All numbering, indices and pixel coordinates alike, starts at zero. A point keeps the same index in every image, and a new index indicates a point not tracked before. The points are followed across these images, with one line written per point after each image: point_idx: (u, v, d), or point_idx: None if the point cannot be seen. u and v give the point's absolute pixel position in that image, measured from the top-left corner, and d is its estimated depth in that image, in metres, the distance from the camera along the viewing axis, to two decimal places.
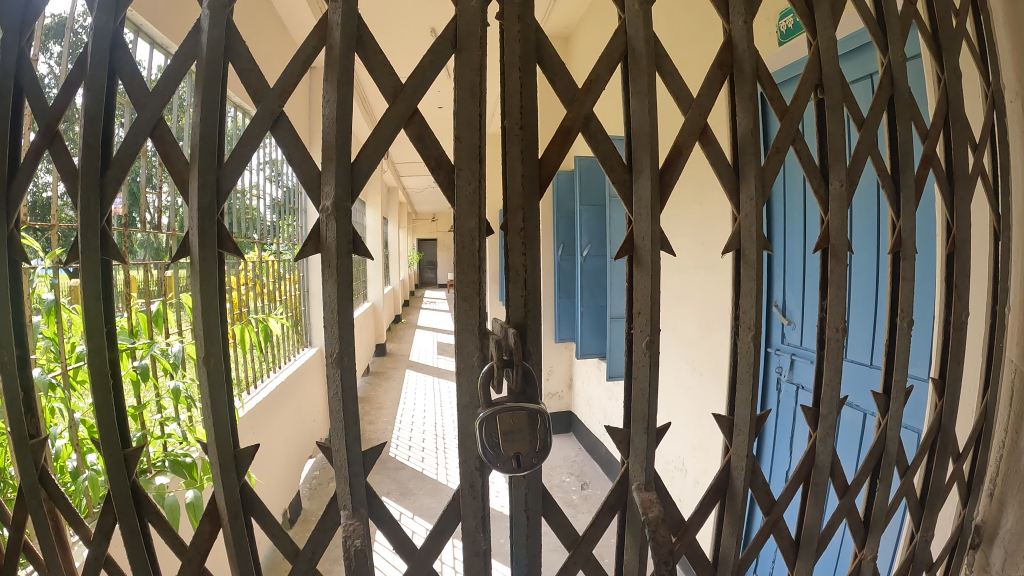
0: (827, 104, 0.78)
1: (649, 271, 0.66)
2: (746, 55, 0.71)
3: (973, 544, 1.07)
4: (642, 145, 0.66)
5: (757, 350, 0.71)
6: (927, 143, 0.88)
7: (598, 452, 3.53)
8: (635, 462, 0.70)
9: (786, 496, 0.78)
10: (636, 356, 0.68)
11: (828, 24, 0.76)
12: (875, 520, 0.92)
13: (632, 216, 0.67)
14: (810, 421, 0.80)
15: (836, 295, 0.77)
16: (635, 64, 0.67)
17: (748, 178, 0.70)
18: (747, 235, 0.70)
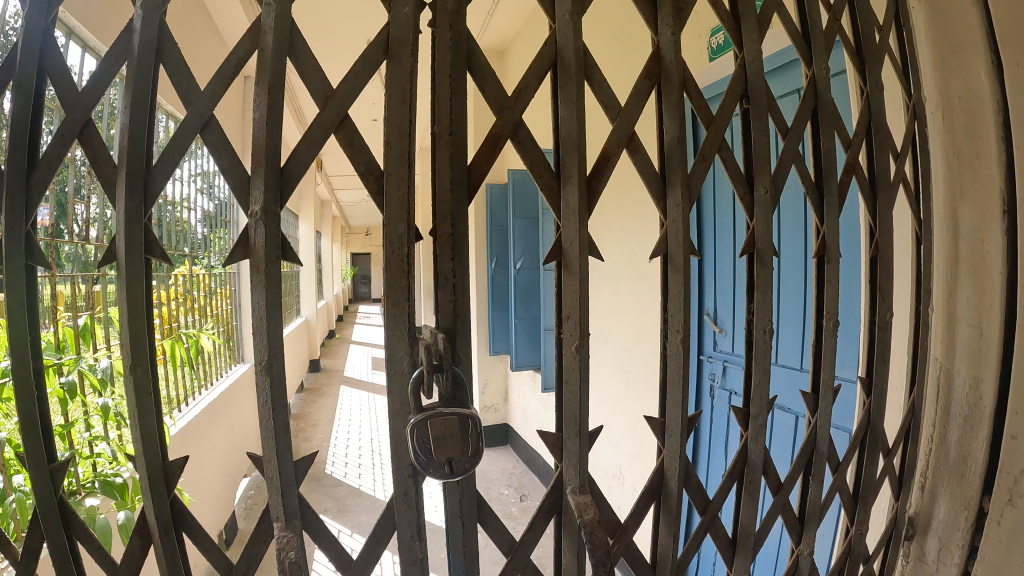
0: (752, 114, 0.80)
1: (577, 276, 0.67)
2: (673, 66, 0.72)
3: (908, 535, 1.06)
4: (571, 152, 0.67)
5: (685, 353, 0.72)
6: (849, 153, 0.92)
7: (536, 464, 3.56)
8: (568, 466, 0.71)
9: (720, 495, 0.79)
10: (566, 360, 0.69)
11: (754, 37, 0.79)
12: (810, 516, 0.93)
13: (560, 222, 0.68)
14: (741, 420, 0.82)
15: (762, 298, 0.79)
16: (565, 73, 0.68)
17: (674, 186, 0.71)
18: (674, 240, 0.71)
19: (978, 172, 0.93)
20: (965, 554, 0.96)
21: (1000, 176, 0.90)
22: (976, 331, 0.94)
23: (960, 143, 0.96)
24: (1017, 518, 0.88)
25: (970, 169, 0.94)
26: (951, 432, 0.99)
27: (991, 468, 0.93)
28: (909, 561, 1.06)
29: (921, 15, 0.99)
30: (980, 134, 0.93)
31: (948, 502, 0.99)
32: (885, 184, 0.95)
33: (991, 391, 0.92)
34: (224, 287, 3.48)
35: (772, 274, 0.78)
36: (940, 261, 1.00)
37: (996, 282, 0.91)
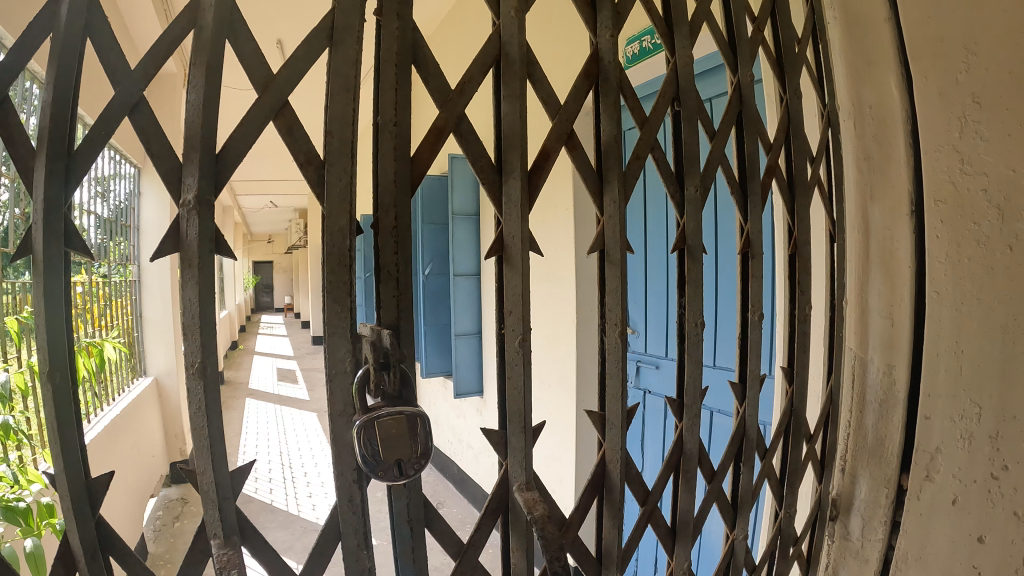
0: (683, 117, 0.82)
1: (519, 270, 0.69)
2: (611, 67, 0.75)
3: (831, 516, 1.13)
4: (513, 147, 0.69)
5: (624, 347, 0.75)
6: (769, 155, 0.96)
7: (450, 470, 3.59)
8: (514, 462, 0.71)
9: (659, 486, 0.82)
10: (509, 356, 0.70)
11: (686, 42, 0.82)
12: (743, 502, 0.96)
13: (501, 216, 0.68)
14: (676, 411, 0.84)
15: (693, 294, 0.82)
16: (508, 69, 0.70)
17: (611, 183, 0.73)
18: (612, 236, 0.73)
19: (888, 175, 1.02)
20: (887, 529, 1.04)
21: (908, 177, 0.99)
22: (888, 321, 1.03)
23: (871, 148, 1.05)
24: (933, 492, 0.97)
25: (881, 168, 1.04)
26: (869, 418, 1.07)
27: (908, 447, 1.01)
28: (833, 540, 1.13)
29: (836, 29, 1.09)
30: (890, 141, 1.02)
31: (869, 482, 1.06)
32: (803, 185, 1.00)
33: (906, 376, 1.00)
34: (122, 298, 3.28)
35: (702, 270, 0.81)
36: (852, 258, 1.08)
37: (905, 275, 1.00)
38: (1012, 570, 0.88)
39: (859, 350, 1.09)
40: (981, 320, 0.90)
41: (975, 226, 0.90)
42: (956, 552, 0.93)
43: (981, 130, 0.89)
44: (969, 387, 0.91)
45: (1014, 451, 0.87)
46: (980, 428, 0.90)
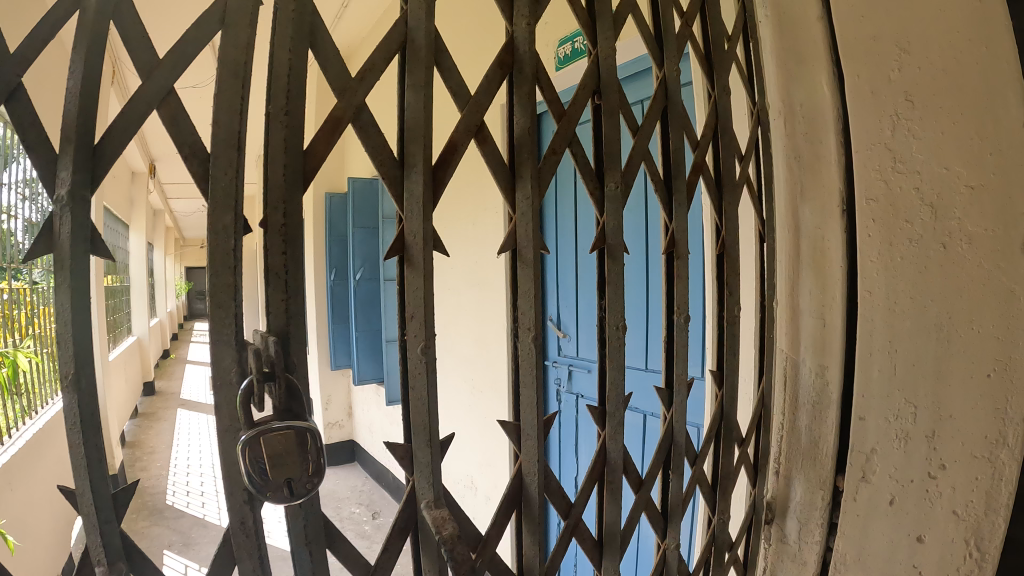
0: (604, 111, 0.78)
1: (422, 272, 0.64)
2: (527, 57, 0.70)
3: (768, 519, 1.09)
4: (415, 139, 0.64)
5: (538, 352, 0.70)
6: (696, 153, 0.91)
7: (385, 478, 3.58)
8: (419, 479, 0.66)
9: (581, 499, 0.77)
10: (410, 364, 0.65)
11: (609, 34, 0.78)
12: (672, 510, 0.94)
13: (403, 214, 0.64)
14: (599, 419, 0.80)
15: (614, 294, 0.79)
16: (414, 56, 0.65)
17: (524, 178, 0.69)
18: (524, 234, 0.69)
19: (818, 174, 1.00)
20: (824, 531, 1.01)
21: (840, 176, 0.97)
22: (819, 323, 1.00)
23: (802, 148, 1.03)
24: (869, 493, 0.96)
25: (812, 170, 1.01)
26: (801, 422, 1.04)
27: (843, 446, 0.99)
28: (770, 545, 1.10)
29: (768, 27, 1.04)
30: (820, 139, 1.00)
31: (804, 484, 1.03)
32: (731, 184, 0.95)
33: (839, 376, 0.98)
34: (48, 305, 3.12)
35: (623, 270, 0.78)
36: (783, 258, 1.05)
37: (836, 275, 0.98)
38: (953, 568, 0.91)
39: (790, 352, 1.05)
40: (915, 320, 0.91)
41: (907, 226, 0.92)
42: (895, 552, 0.94)
43: (914, 128, 0.91)
44: (903, 388, 0.92)
45: (949, 449, 0.90)
46: (916, 427, 0.92)
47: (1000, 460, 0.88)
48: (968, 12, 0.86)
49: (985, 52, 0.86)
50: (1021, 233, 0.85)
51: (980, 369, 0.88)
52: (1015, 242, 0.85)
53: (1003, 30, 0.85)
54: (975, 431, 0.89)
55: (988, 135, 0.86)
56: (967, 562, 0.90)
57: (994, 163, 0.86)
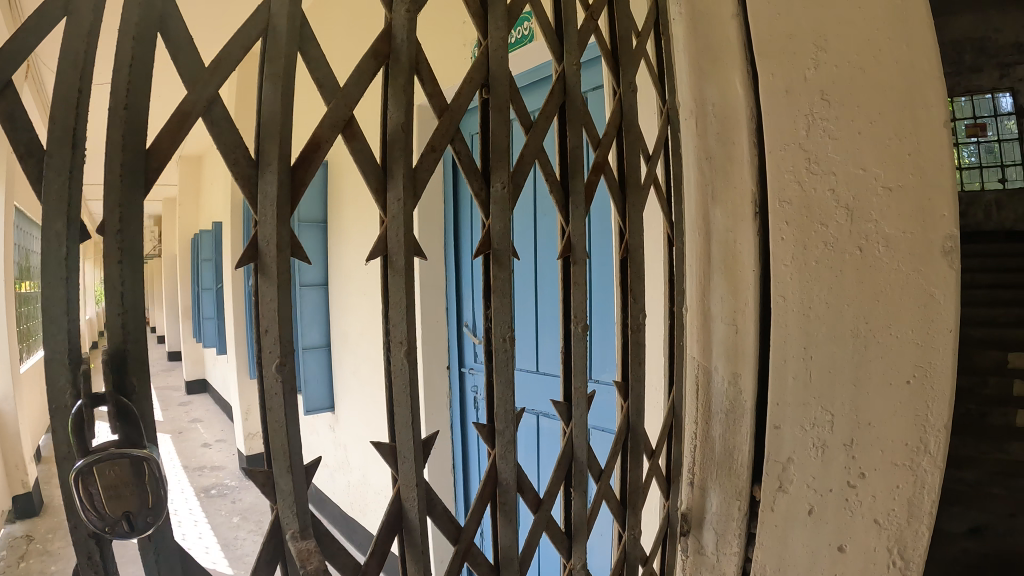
0: (492, 105, 0.66)
1: (276, 282, 0.61)
2: (405, 47, 0.64)
3: (684, 530, 1.07)
4: (271, 134, 0.61)
5: (411, 368, 0.62)
6: (597, 151, 0.80)
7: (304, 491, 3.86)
8: (284, 506, 0.62)
9: (473, 522, 0.68)
10: (267, 384, 0.61)
11: (501, 23, 0.67)
12: (579, 530, 0.79)
13: (255, 217, 0.60)
14: (486, 439, 0.67)
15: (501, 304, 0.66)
16: (273, 44, 0.61)
17: (395, 177, 0.61)
18: (393, 239, 0.60)
19: (729, 175, 0.97)
20: (742, 542, 0.99)
21: (751, 177, 0.95)
22: (732, 328, 0.98)
23: (712, 148, 1.00)
24: (787, 503, 0.93)
25: (723, 171, 0.98)
26: (714, 431, 1.01)
27: (758, 456, 0.97)
28: (687, 556, 1.07)
29: (682, 26, 1.02)
30: (731, 138, 0.97)
31: (720, 495, 1.01)
32: (635, 184, 0.86)
33: (752, 385, 0.95)
34: None
35: (512, 278, 0.65)
36: (693, 260, 1.02)
37: (749, 280, 0.95)
38: None
39: (702, 359, 1.02)
40: (830, 325, 0.90)
41: (822, 227, 0.89)
42: (817, 565, 0.92)
43: (828, 128, 0.89)
44: (819, 396, 0.91)
45: (868, 458, 0.88)
46: (833, 436, 0.90)
47: (919, 467, 0.86)
48: (882, 14, 0.86)
49: (907, 47, 0.84)
50: (940, 234, 0.82)
51: (900, 375, 0.86)
52: (935, 245, 0.83)
53: (924, 30, 0.84)
54: (896, 439, 0.87)
55: (906, 135, 0.85)
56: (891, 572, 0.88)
57: (913, 164, 0.84)
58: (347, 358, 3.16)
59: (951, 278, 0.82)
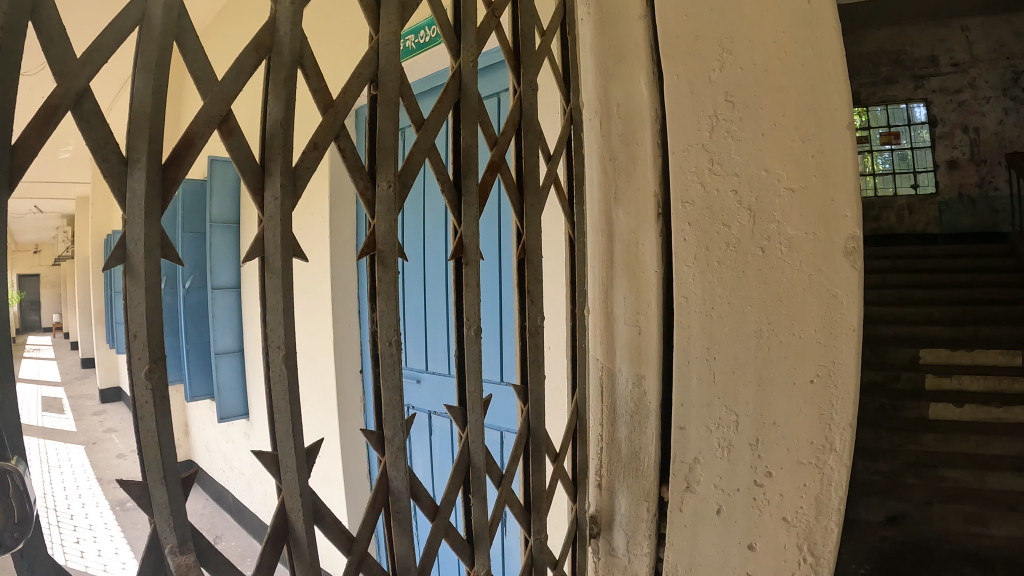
0: (380, 103, 0.64)
1: (144, 284, 0.53)
2: (287, 39, 0.59)
3: (594, 533, 1.07)
4: (140, 129, 0.53)
5: (290, 374, 0.58)
6: (494, 151, 0.80)
7: (223, 499, 3.85)
8: (162, 522, 0.55)
9: (365, 532, 0.64)
10: (137, 394, 0.53)
11: (393, 18, 0.65)
12: (480, 536, 0.78)
13: (122, 219, 0.52)
14: (375, 445, 0.65)
15: (386, 307, 0.64)
16: (148, 34, 0.53)
17: (273, 175, 0.58)
18: (271, 240, 0.58)
19: (632, 175, 0.99)
20: (653, 542, 1.00)
21: (653, 179, 0.97)
22: (635, 330, 0.99)
23: (616, 149, 1.01)
24: (695, 502, 0.95)
25: (625, 172, 1.00)
26: (620, 432, 1.03)
27: (662, 457, 0.99)
28: (599, 558, 1.07)
29: (588, 26, 1.03)
30: (635, 140, 0.99)
31: (628, 496, 1.02)
32: (534, 186, 0.86)
33: (656, 384, 0.97)
34: None
35: (396, 279, 0.64)
36: (596, 262, 1.04)
37: (650, 281, 0.98)
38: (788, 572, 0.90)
39: (605, 360, 1.03)
40: (732, 326, 0.91)
41: (724, 228, 0.91)
42: (728, 564, 0.93)
43: (734, 129, 0.90)
44: (722, 396, 0.92)
45: (774, 457, 0.90)
46: (738, 435, 0.92)
47: (825, 464, 0.88)
48: (797, 16, 0.86)
49: (812, 52, 0.85)
50: (843, 234, 0.84)
51: (804, 374, 0.88)
52: (837, 244, 0.85)
53: (833, 31, 0.85)
54: (801, 436, 0.88)
55: (809, 136, 0.86)
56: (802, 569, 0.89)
57: (816, 166, 0.86)
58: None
59: (854, 279, 0.84)
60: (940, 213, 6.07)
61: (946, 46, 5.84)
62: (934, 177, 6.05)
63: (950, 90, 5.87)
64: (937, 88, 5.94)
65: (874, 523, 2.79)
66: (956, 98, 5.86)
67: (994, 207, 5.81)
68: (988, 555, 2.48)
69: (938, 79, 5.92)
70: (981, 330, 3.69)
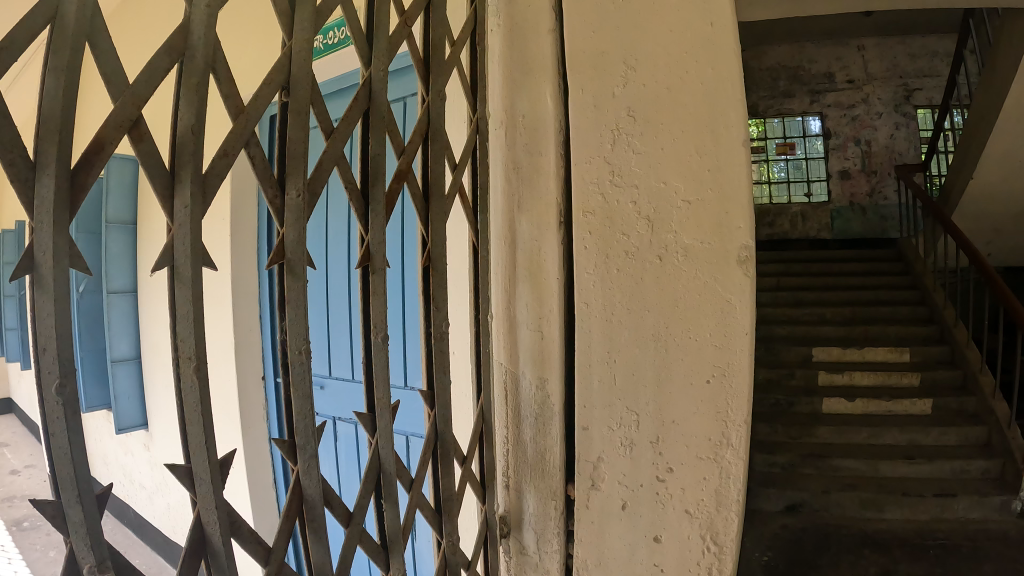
0: (291, 110, 0.66)
1: (53, 294, 0.55)
2: (200, 43, 0.59)
3: (505, 532, 1.12)
4: (50, 134, 0.54)
5: (201, 384, 0.58)
6: (401, 159, 0.83)
7: (125, 515, 3.72)
8: (78, 540, 0.56)
9: (281, 541, 0.65)
10: (46, 409, 0.54)
11: (306, 24, 0.66)
12: (395, 541, 0.81)
13: (30, 226, 0.53)
14: (287, 454, 0.67)
15: (296, 316, 0.66)
16: (59, 34, 0.54)
17: (183, 182, 0.58)
18: (181, 250, 0.57)
19: (537, 187, 1.04)
20: (562, 539, 1.06)
21: (556, 190, 1.02)
22: (537, 334, 1.05)
23: (520, 158, 1.05)
24: (601, 499, 1.02)
25: (530, 182, 1.05)
26: (525, 434, 1.07)
27: (566, 457, 1.05)
28: (510, 557, 1.12)
29: (499, 38, 1.07)
30: (540, 150, 1.04)
31: (537, 496, 1.08)
32: (440, 196, 0.89)
33: (558, 387, 1.03)
34: None
35: (306, 289, 0.66)
36: (499, 270, 1.08)
37: (553, 287, 1.03)
38: (690, 562, 0.99)
39: (509, 363, 1.08)
40: (630, 331, 0.98)
41: (623, 238, 0.98)
42: (637, 554, 1.01)
43: (632, 143, 0.97)
44: (623, 397, 0.99)
45: (675, 453, 0.97)
46: (640, 434, 0.99)
47: (722, 459, 0.96)
48: (697, 41, 0.95)
49: (712, 72, 0.94)
50: (737, 244, 0.93)
51: (701, 375, 0.96)
52: (731, 253, 0.93)
53: (730, 55, 0.94)
54: (700, 434, 0.96)
55: (705, 152, 0.94)
56: (706, 555, 0.99)
57: (711, 180, 0.94)
58: (161, 373, 2.98)
59: (746, 286, 0.93)
60: (832, 221, 6.22)
61: (843, 64, 6.23)
62: (827, 186, 6.25)
63: (845, 105, 6.20)
64: (833, 103, 6.22)
65: (773, 512, 2.97)
66: (850, 112, 6.19)
67: (882, 215, 6.13)
68: (883, 537, 2.71)
69: (834, 94, 6.23)
70: (868, 330, 3.95)
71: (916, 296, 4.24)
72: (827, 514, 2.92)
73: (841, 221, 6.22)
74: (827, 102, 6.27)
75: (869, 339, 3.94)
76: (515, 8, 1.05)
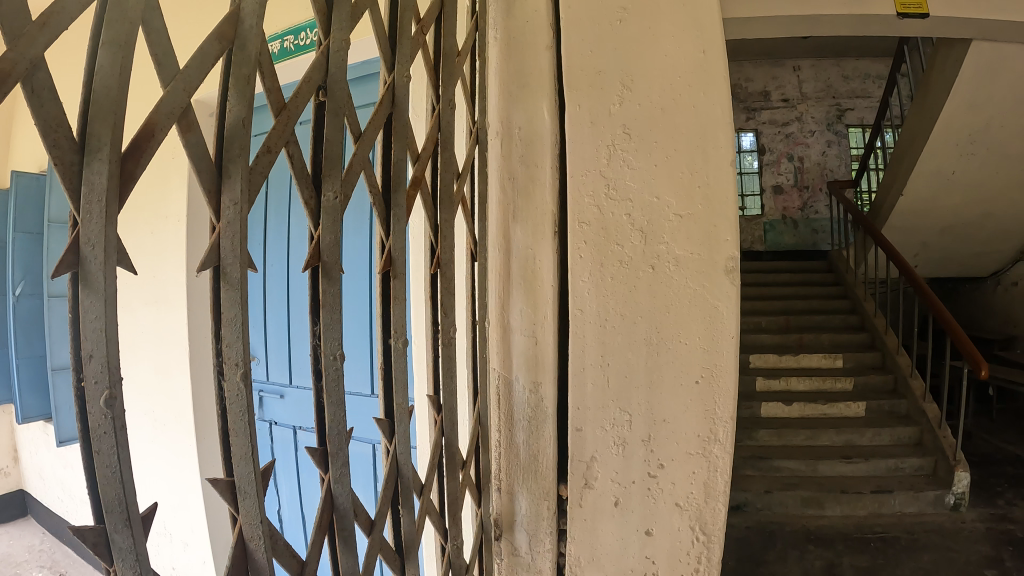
0: (327, 111, 0.67)
1: (102, 296, 0.51)
2: (251, 34, 0.58)
3: (497, 535, 1.13)
4: (103, 116, 0.51)
5: (247, 390, 0.58)
6: (416, 166, 0.85)
7: (63, 532, 3.52)
8: (123, 566, 0.55)
9: (315, 552, 0.65)
10: (91, 421, 0.52)
11: (344, 26, 0.67)
12: (409, 545, 0.82)
13: (78, 218, 0.50)
14: (318, 462, 0.67)
15: (329, 320, 0.67)
16: (115, 7, 0.51)
17: (232, 178, 0.57)
18: (228, 251, 0.57)
19: (532, 197, 1.06)
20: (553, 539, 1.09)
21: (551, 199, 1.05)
22: (532, 340, 1.07)
23: (516, 169, 1.08)
24: (595, 498, 1.05)
25: (525, 193, 1.07)
26: (518, 437, 1.09)
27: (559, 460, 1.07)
28: (502, 559, 1.13)
29: (496, 48, 1.10)
30: (536, 162, 1.07)
31: (528, 497, 1.10)
32: (448, 200, 0.92)
33: (551, 391, 1.06)
34: None
35: (340, 292, 0.67)
36: (494, 277, 1.10)
37: (548, 295, 1.06)
38: (680, 556, 1.03)
39: (503, 369, 1.09)
40: (624, 336, 1.01)
41: (619, 246, 1.01)
42: (629, 549, 1.04)
43: (629, 160, 1.01)
44: (617, 398, 1.02)
45: (665, 451, 1.01)
46: (632, 433, 1.02)
47: (710, 456, 1.01)
48: (691, 62, 1.00)
49: (704, 91, 1.00)
50: (725, 254, 0.98)
51: (691, 376, 1.00)
52: (719, 262, 0.99)
53: (720, 78, 1.00)
54: (689, 434, 1.01)
55: (697, 169, 0.99)
56: (695, 548, 1.03)
57: (702, 195, 0.99)
58: None
59: (733, 293, 0.99)
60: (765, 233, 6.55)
61: (778, 83, 6.53)
62: (760, 200, 6.55)
63: (779, 122, 6.50)
64: (768, 120, 6.51)
65: None
66: (784, 129, 6.50)
67: (814, 228, 6.46)
68: (824, 532, 2.85)
69: (769, 112, 6.52)
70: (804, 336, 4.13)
71: (847, 305, 4.47)
72: (771, 513, 3.05)
73: (773, 232, 6.54)
74: (762, 119, 6.55)
75: (804, 345, 4.13)
76: (512, 21, 1.08)
